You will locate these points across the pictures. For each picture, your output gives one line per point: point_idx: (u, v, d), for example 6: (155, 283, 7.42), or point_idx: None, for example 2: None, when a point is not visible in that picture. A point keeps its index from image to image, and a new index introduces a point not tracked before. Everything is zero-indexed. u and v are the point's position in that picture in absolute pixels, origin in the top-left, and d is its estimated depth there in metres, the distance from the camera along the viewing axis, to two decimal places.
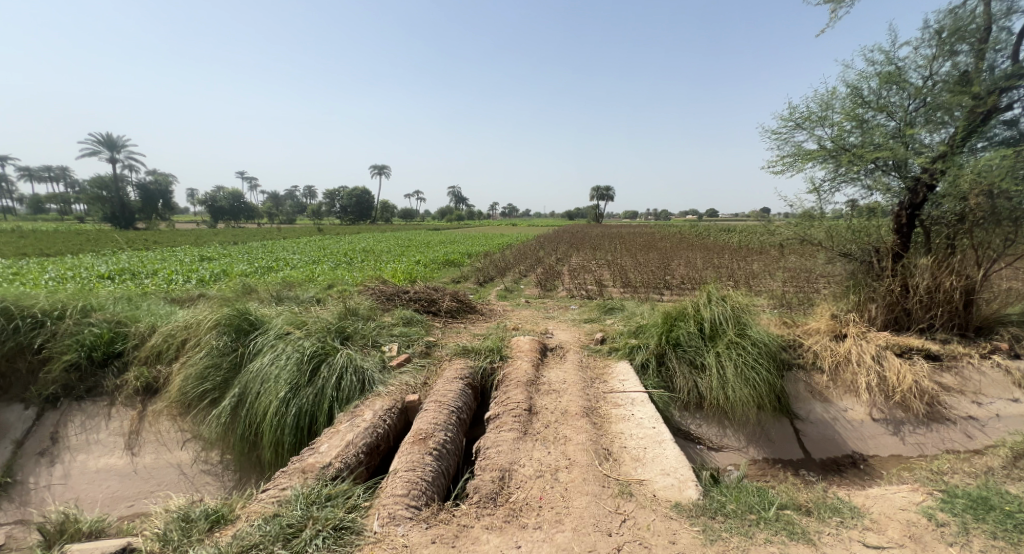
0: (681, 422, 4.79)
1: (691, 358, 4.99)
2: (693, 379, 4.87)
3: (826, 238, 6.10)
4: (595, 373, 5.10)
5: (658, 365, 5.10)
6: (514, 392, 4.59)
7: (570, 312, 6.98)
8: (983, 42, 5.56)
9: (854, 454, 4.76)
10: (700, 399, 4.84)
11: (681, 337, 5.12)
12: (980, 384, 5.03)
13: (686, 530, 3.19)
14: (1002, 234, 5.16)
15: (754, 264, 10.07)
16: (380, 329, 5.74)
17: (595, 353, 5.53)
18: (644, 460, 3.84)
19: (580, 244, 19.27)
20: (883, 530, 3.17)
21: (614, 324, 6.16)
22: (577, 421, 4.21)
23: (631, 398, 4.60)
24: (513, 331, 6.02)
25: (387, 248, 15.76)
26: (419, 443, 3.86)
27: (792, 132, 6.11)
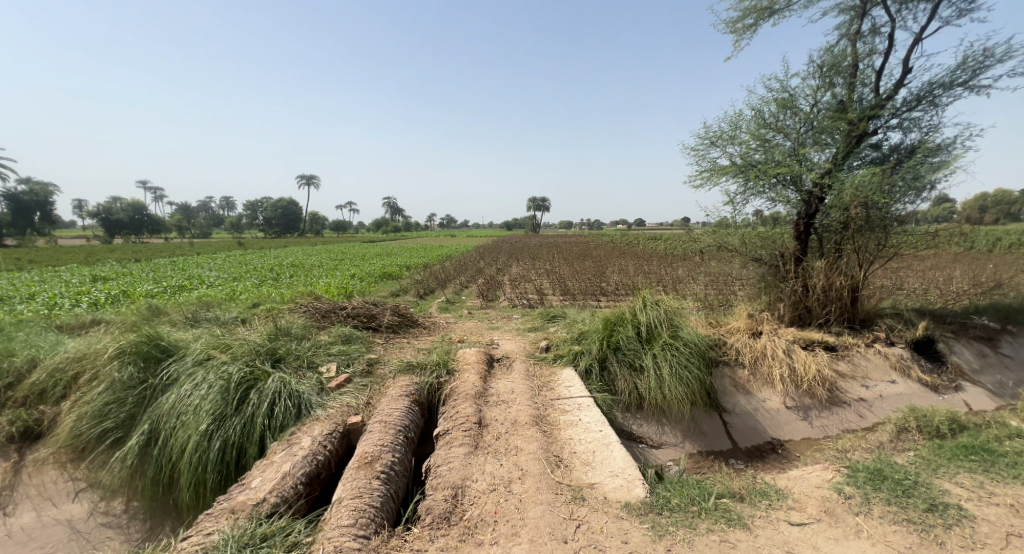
0: (624, 422, 4.99)
1: (630, 361, 5.23)
2: (633, 381, 5.10)
3: (740, 245, 6.81)
4: (541, 381, 5.16)
5: (600, 370, 5.28)
6: (463, 406, 4.50)
7: (513, 322, 7.03)
8: (853, 76, 6.50)
9: (773, 441, 5.24)
10: (640, 400, 5.09)
11: (621, 341, 5.34)
12: (867, 369, 5.77)
13: (636, 528, 3.32)
14: (876, 239, 6.02)
15: (680, 270, 10.84)
16: (316, 348, 5.37)
17: (541, 361, 5.61)
18: (593, 463, 3.94)
19: (521, 254, 19.47)
20: (803, 507, 3.52)
21: (557, 332, 6.30)
22: (528, 431, 4.23)
23: (578, 403, 4.72)
24: (458, 343, 5.93)
25: (317, 261, 14.88)
26: (365, 467, 3.65)
27: (707, 149, 6.71)
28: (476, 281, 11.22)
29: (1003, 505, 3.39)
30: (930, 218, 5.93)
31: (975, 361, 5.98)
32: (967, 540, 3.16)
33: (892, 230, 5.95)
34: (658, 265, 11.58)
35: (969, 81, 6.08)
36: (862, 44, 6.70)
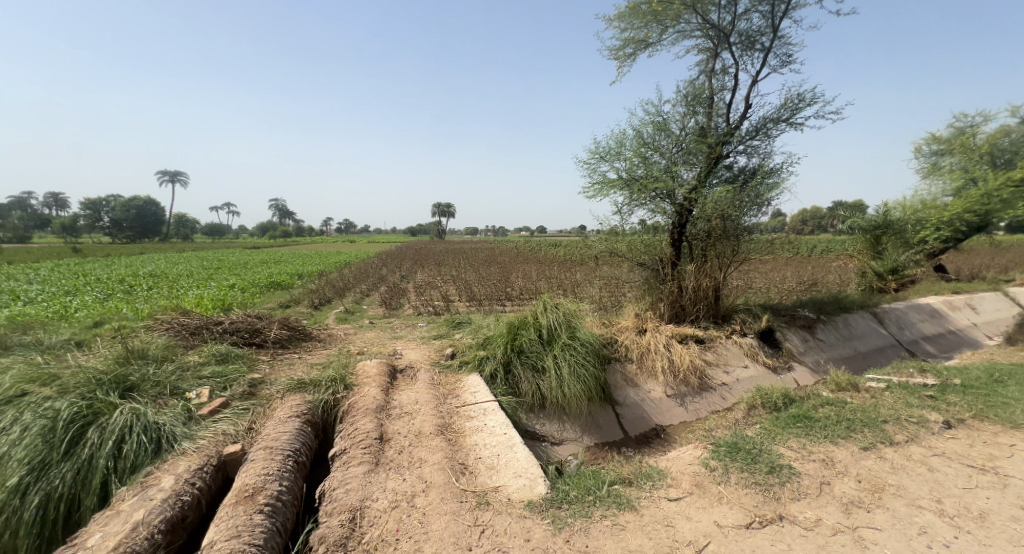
0: (528, 423, 5.21)
1: (533, 363, 5.49)
2: (535, 382, 5.36)
3: (628, 250, 7.52)
4: (447, 389, 5.18)
5: (505, 374, 5.45)
6: (362, 422, 4.34)
7: (417, 330, 6.94)
8: (710, 108, 7.60)
9: (658, 427, 5.82)
10: (542, 400, 5.36)
11: (524, 344, 5.59)
12: (727, 357, 6.74)
13: (538, 524, 3.43)
14: (731, 245, 7.08)
15: (577, 274, 11.63)
16: (181, 372, 4.75)
17: (446, 369, 5.62)
18: (498, 467, 4.07)
19: (424, 259, 19.22)
20: (679, 484, 3.77)
21: (462, 338, 6.35)
22: (432, 441, 4.20)
23: (483, 408, 4.83)
24: (358, 356, 5.68)
25: (188, 270, 13.21)
26: (245, 502, 3.34)
27: (597, 163, 7.32)
28: (378, 289, 10.88)
29: (819, 460, 3.81)
30: (770, 229, 7.16)
31: (801, 345, 7.28)
32: (796, 492, 3.51)
33: (743, 239, 7.06)
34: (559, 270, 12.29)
35: (790, 118, 7.46)
36: (715, 80, 7.85)
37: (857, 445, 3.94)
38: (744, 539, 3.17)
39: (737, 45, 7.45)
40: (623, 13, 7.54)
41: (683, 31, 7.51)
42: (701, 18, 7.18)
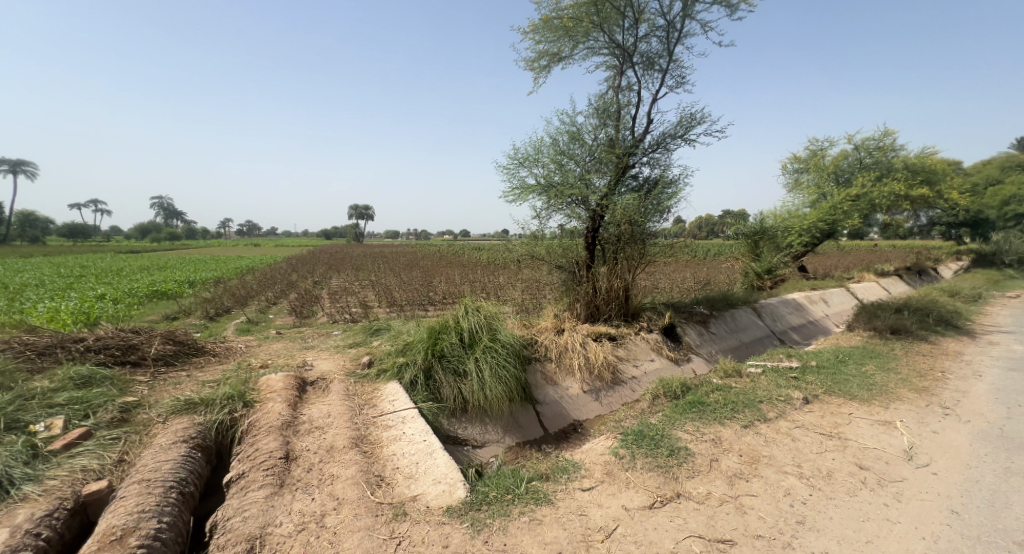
0: (449, 428, 5.19)
1: (455, 367, 5.54)
2: (457, 386, 5.39)
3: (547, 254, 7.89)
4: (363, 399, 5.06)
5: (426, 380, 5.45)
6: (264, 442, 4.00)
7: (331, 340, 6.71)
8: (618, 121, 8.21)
9: (576, 423, 6.03)
10: (464, 404, 5.38)
11: (445, 349, 5.63)
12: (637, 352, 7.27)
13: (457, 529, 3.27)
14: (638, 249, 7.75)
15: (497, 277, 11.93)
16: (26, 400, 4.10)
17: (363, 379, 5.53)
18: (416, 475, 3.86)
19: (338, 264, 18.51)
20: (591, 473, 3.76)
21: (380, 346, 6.28)
22: (345, 455, 3.95)
23: (402, 416, 4.68)
24: (262, 370, 5.40)
25: (52, 280, 11.63)
26: (113, 545, 2.89)
27: (517, 168, 7.61)
28: (286, 296, 10.40)
29: (709, 440, 4.14)
30: (671, 234, 7.97)
31: (697, 338, 8.09)
32: (690, 471, 3.68)
33: (648, 243, 7.76)
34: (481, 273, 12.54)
35: (685, 134, 8.29)
36: (622, 95, 8.49)
37: (740, 424, 4.41)
38: (648, 519, 3.17)
39: (640, 65, 8.13)
40: (537, 26, 7.89)
41: (592, 47, 8.01)
42: (608, 37, 7.73)
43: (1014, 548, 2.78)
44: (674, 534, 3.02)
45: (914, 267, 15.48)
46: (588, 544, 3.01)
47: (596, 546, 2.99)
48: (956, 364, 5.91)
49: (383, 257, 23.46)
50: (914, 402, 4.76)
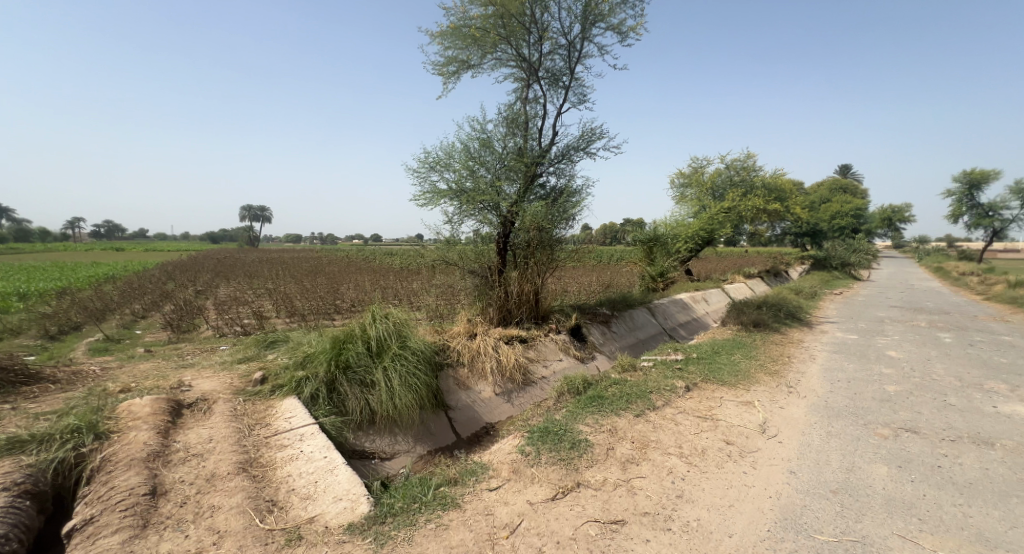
0: (355, 443, 4.53)
1: (361, 378, 4.87)
2: (363, 397, 4.74)
3: (459, 259, 8.00)
4: (254, 419, 4.34)
5: (328, 394, 4.74)
6: (123, 477, 3.27)
7: (216, 356, 6.13)
8: (525, 131, 8.58)
9: (487, 425, 5.73)
10: (371, 415, 4.74)
11: (350, 359, 4.96)
12: (547, 352, 7.49)
13: (359, 545, 3.10)
14: (547, 254, 8.15)
15: (404, 283, 11.76)
16: None
17: (255, 397, 4.74)
18: (315, 495, 3.53)
19: (225, 271, 17.13)
20: (499, 473, 3.91)
21: (276, 360, 5.60)
22: (229, 482, 3.42)
23: (300, 434, 4.13)
24: (121, 396, 4.46)
25: None
26: None
27: (428, 173, 7.64)
28: (154, 312, 9.48)
29: (606, 431, 4.53)
30: (577, 240, 8.50)
31: (601, 337, 8.67)
32: (589, 461, 4.01)
33: (555, 248, 8.22)
34: (391, 279, 12.33)
35: (586, 148, 8.90)
36: (529, 107, 8.90)
37: (632, 414, 4.88)
38: (550, 510, 3.38)
39: (545, 79, 8.60)
40: (445, 32, 8.02)
41: (500, 58, 8.31)
42: (515, 51, 8.08)
43: (832, 494, 3.42)
44: (573, 520, 3.24)
45: (771, 270, 18.04)
46: (493, 541, 3.09)
47: (501, 541, 3.09)
48: (798, 349, 7.06)
49: (276, 264, 22.16)
50: (768, 384, 5.60)
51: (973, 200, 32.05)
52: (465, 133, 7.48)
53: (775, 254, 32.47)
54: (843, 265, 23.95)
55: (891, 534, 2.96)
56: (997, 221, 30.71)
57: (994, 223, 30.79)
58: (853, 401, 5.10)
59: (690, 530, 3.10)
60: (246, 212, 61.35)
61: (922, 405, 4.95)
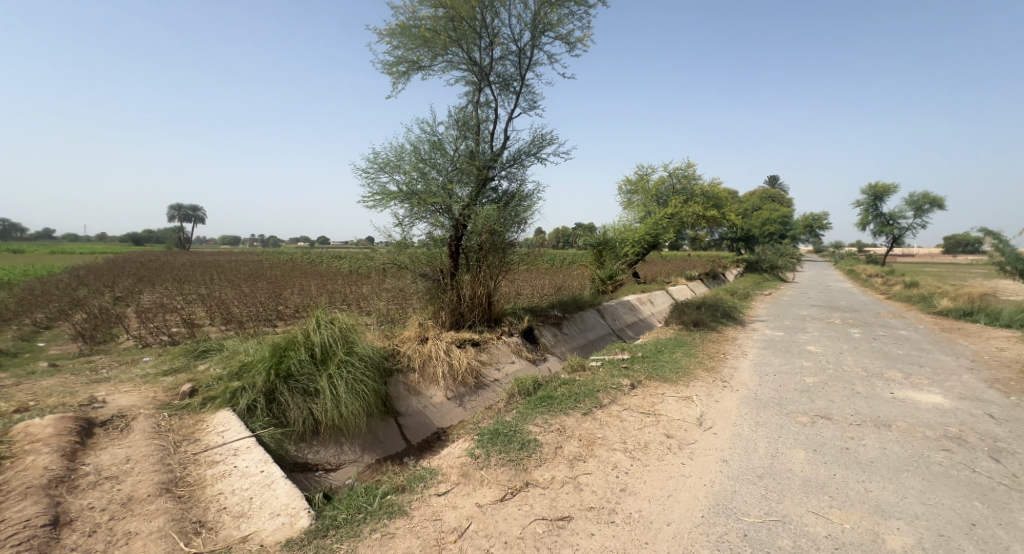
0: (297, 455, 4.38)
1: (304, 386, 4.72)
2: (306, 407, 4.59)
3: (410, 262, 7.90)
4: (181, 435, 4.06)
5: (268, 404, 4.55)
6: (18, 507, 2.90)
7: (137, 368, 5.64)
8: (477, 134, 8.62)
9: (439, 430, 5.69)
10: (315, 425, 4.59)
11: (292, 367, 4.78)
12: (500, 354, 7.49)
13: None
14: (499, 257, 8.21)
15: (352, 287, 11.44)
16: None
17: (182, 411, 4.44)
18: (249, 511, 3.35)
19: (151, 275, 15.95)
20: (448, 477, 3.91)
21: (209, 371, 5.24)
22: (150, 505, 3.16)
23: (234, 448, 3.92)
24: (18, 417, 4.02)
25: None
26: None
27: (378, 174, 7.52)
28: (66, 322, 8.66)
29: (555, 430, 4.63)
30: (529, 243, 8.62)
31: (552, 339, 8.82)
32: (538, 461, 4.08)
33: (507, 251, 8.29)
34: (339, 283, 11.97)
35: (537, 153, 9.06)
36: (480, 111, 8.95)
37: (580, 412, 5.02)
38: (499, 511, 3.42)
39: (496, 84, 8.69)
40: (395, 32, 7.96)
41: (450, 61, 8.32)
42: (465, 54, 8.12)
43: (758, 479, 3.68)
44: (521, 520, 3.30)
45: (709, 273, 19.07)
46: (441, 546, 3.09)
47: (449, 546, 3.09)
48: (732, 347, 7.52)
49: (209, 266, 20.94)
50: (705, 379, 5.94)
51: (876, 210, 35.33)
52: (415, 135, 7.43)
53: (712, 257, 34.27)
54: (771, 267, 25.58)
55: (807, 512, 3.24)
56: (895, 229, 34.06)
57: (892, 231, 34.13)
58: (779, 393, 5.50)
59: (632, 521, 3.24)
60: (177, 211, 57.51)
61: (836, 394, 5.43)
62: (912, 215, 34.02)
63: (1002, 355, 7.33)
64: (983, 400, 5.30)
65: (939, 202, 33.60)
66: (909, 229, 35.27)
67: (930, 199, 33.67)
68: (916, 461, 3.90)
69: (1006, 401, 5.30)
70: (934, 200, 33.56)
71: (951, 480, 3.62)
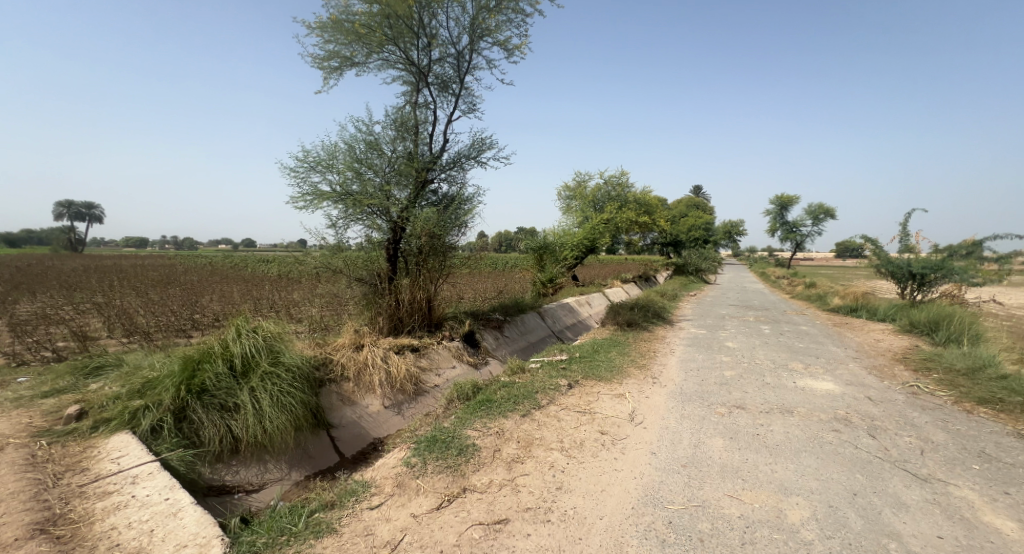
0: (211, 477, 4.05)
1: (221, 402, 4.37)
2: (223, 424, 4.25)
3: (344, 266, 7.59)
4: (65, 465, 3.61)
5: (177, 423, 4.16)
6: None
7: (9, 391, 4.94)
8: (416, 135, 8.47)
9: (375, 441, 5.49)
10: (234, 444, 4.27)
11: (207, 382, 4.40)
12: (441, 359, 7.35)
13: None
14: (439, 260, 8.08)
15: (280, 293, 10.79)
16: None
17: (67, 437, 3.96)
18: (149, 545, 3.01)
19: (37, 282, 14.17)
20: (382, 489, 3.77)
21: (103, 390, 4.70)
22: (19, 549, 2.77)
23: (131, 476, 3.53)
24: None
25: None
26: None
27: (309, 173, 7.17)
28: None
29: (494, 433, 4.61)
30: (470, 247, 8.56)
31: (493, 342, 8.80)
32: (476, 466, 4.04)
33: (448, 255, 8.18)
34: (265, 289, 11.24)
35: (477, 157, 9.04)
36: (419, 111, 8.80)
37: (519, 414, 5.03)
38: (435, 520, 3.34)
39: (434, 85, 8.58)
40: (326, 25, 7.64)
41: (387, 59, 8.13)
42: (402, 53, 7.96)
43: (682, 468, 3.87)
44: (458, 527, 3.24)
45: (642, 276, 19.95)
46: None
47: None
48: (663, 345, 7.88)
49: (111, 271, 19.08)
50: (637, 377, 6.17)
51: (783, 218, 38.62)
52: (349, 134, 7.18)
53: (641, 261, 36.05)
54: (694, 270, 27.17)
55: (723, 496, 3.45)
56: (798, 236, 37.38)
57: (797, 238, 37.47)
58: (704, 387, 5.82)
59: (567, 518, 3.28)
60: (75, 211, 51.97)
61: (751, 385, 5.83)
62: (812, 224, 37.58)
63: (881, 345, 8.28)
64: (864, 385, 5.95)
65: (833, 213, 37.39)
66: (809, 235, 38.91)
67: (825, 210, 37.39)
68: (814, 442, 4.27)
69: (881, 385, 5.98)
70: (828, 211, 37.32)
71: (840, 456, 4.02)
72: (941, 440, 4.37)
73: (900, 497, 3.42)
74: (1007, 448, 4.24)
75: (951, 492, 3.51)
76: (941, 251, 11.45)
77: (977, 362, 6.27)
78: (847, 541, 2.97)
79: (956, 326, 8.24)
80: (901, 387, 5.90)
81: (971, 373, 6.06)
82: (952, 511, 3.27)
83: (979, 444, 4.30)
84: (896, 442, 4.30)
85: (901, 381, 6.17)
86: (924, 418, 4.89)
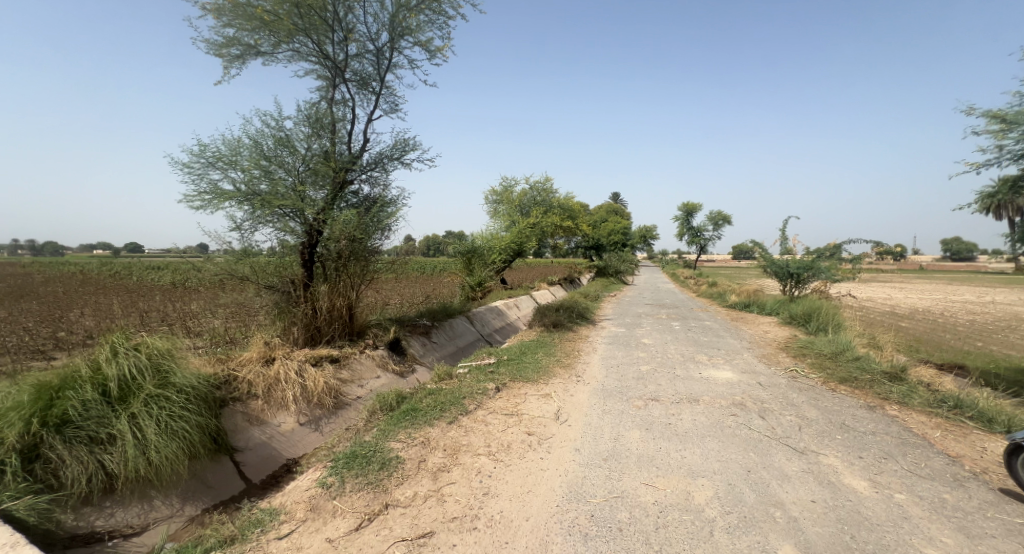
0: (75, 525, 3.44)
1: (91, 434, 3.75)
2: (93, 460, 3.64)
3: (251, 273, 6.94)
4: None
5: (27, 465, 3.49)
6: None
7: None
8: (332, 133, 7.96)
9: (289, 462, 5.03)
10: (106, 482, 3.68)
11: (71, 411, 3.75)
12: (363, 370, 6.93)
13: None
14: (361, 265, 7.65)
15: (174, 304, 9.65)
16: None
17: None
18: None
19: None
20: (293, 515, 3.43)
21: None
22: None
23: None
24: None
25: None
26: None
27: (207, 170, 6.47)
28: None
29: (419, 443, 4.39)
30: (395, 250, 8.19)
31: (420, 349, 8.49)
32: (399, 479, 3.81)
33: (371, 259, 7.77)
34: (155, 301, 9.99)
35: (400, 158, 8.71)
36: (336, 109, 8.31)
37: (445, 422, 4.84)
38: (353, 542, 3.08)
39: (353, 82, 8.15)
40: (224, 9, 6.96)
41: (297, 51, 7.59)
42: (315, 46, 7.48)
43: (603, 462, 3.91)
44: (376, 546, 3.01)
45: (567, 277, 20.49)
46: None
47: None
48: (586, 345, 8.06)
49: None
50: (562, 376, 6.21)
51: (689, 224, 41.72)
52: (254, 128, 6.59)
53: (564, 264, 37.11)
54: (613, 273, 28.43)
55: (639, 485, 3.52)
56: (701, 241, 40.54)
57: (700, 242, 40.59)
58: (623, 382, 6.00)
59: (493, 524, 3.17)
60: None
61: (663, 378, 6.11)
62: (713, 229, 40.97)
63: (769, 335, 9.11)
64: (755, 372, 6.48)
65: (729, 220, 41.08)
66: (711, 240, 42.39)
67: (723, 216, 40.96)
68: (716, 427, 4.52)
69: (769, 371, 6.55)
70: (727, 218, 40.92)
71: (736, 437, 4.30)
72: (813, 416, 4.83)
73: (784, 470, 3.70)
74: (862, 418, 4.78)
75: (822, 460, 3.87)
76: (811, 252, 12.89)
77: (839, 347, 7.07)
78: (743, 514, 3.13)
79: (822, 317, 9.26)
80: (784, 372, 6.51)
81: (835, 356, 6.85)
82: (822, 477, 3.59)
83: (841, 416, 4.81)
84: (781, 420, 4.69)
85: (784, 366, 6.81)
86: (801, 398, 5.39)
